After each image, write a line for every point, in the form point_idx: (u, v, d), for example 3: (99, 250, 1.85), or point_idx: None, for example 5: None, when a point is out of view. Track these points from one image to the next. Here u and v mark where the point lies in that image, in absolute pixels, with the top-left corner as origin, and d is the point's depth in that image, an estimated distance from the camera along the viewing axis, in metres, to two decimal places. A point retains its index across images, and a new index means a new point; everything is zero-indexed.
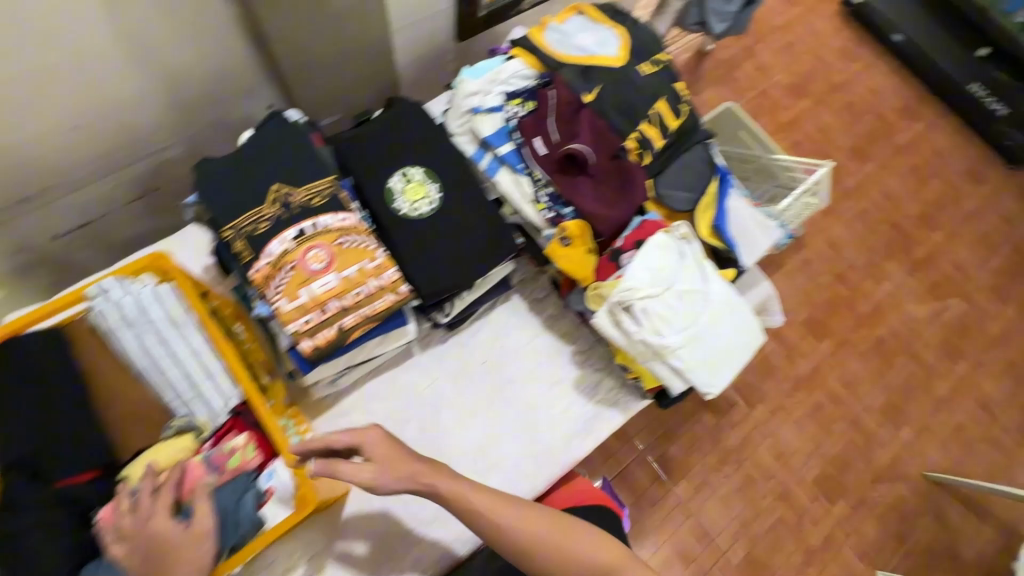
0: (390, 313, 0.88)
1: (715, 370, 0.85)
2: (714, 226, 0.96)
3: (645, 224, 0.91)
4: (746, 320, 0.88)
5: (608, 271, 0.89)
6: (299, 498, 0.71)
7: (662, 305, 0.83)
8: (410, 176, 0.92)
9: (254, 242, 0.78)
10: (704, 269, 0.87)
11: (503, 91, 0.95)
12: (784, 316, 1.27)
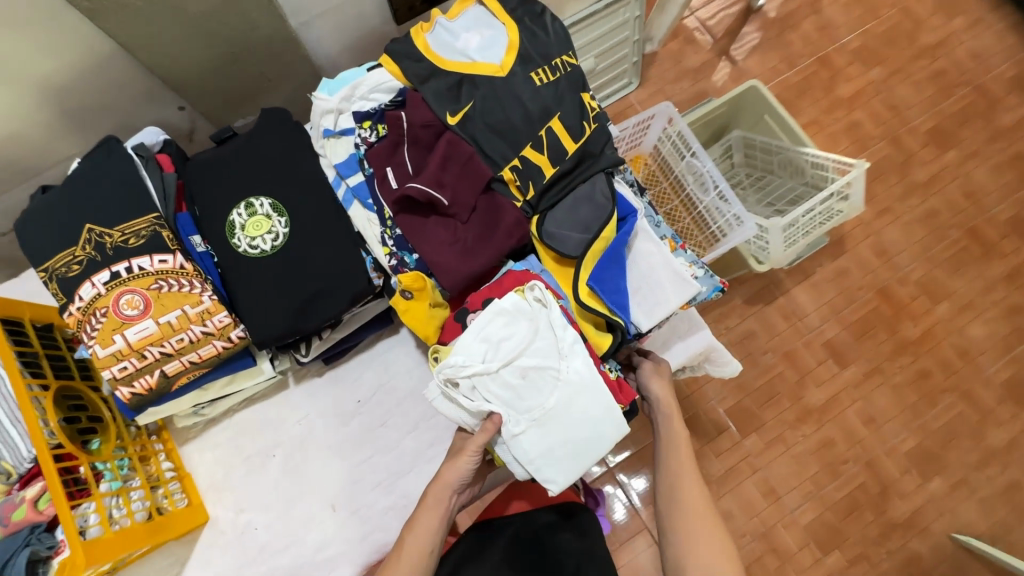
0: (228, 356, 0.84)
1: (558, 465, 0.72)
2: (594, 283, 0.78)
3: (504, 278, 0.79)
4: (609, 408, 0.72)
5: (452, 331, 0.79)
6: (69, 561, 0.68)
7: (496, 384, 0.72)
8: (255, 208, 0.84)
9: (67, 285, 0.76)
10: (559, 342, 0.73)
11: (358, 109, 0.83)
12: (738, 365, 1.06)
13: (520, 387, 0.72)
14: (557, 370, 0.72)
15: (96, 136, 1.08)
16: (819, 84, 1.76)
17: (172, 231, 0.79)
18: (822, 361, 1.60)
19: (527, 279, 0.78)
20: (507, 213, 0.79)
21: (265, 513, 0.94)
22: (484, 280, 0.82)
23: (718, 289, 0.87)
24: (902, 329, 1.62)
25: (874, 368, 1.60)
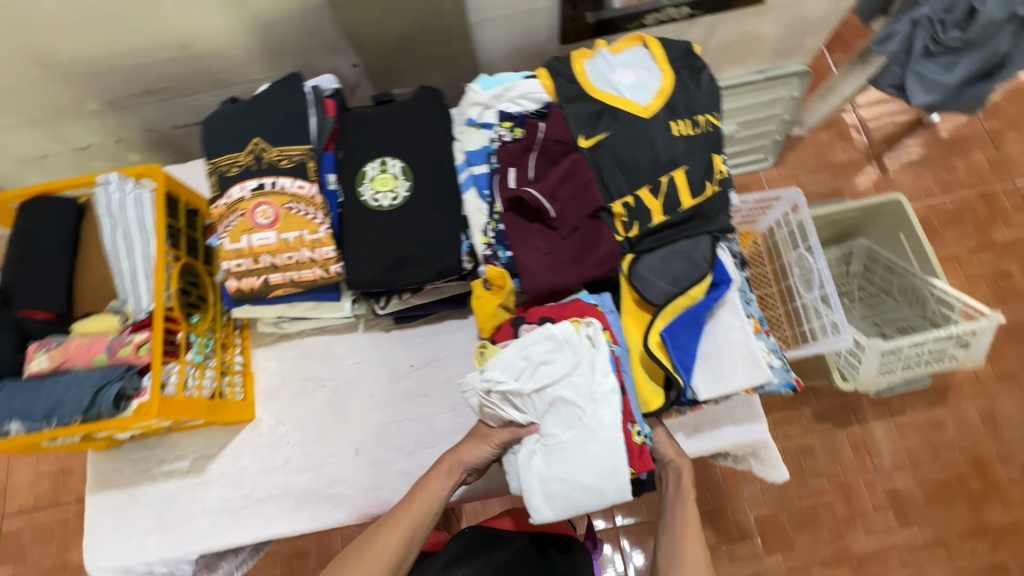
0: (321, 285, 0.93)
1: (551, 498, 0.77)
2: (667, 335, 0.81)
3: (569, 304, 0.83)
4: (615, 466, 0.76)
5: (505, 334, 0.84)
6: (148, 405, 0.79)
7: (523, 402, 0.78)
8: (387, 166, 0.93)
9: (223, 181, 0.88)
10: (593, 387, 0.77)
11: (505, 108, 0.88)
12: (786, 474, 1.00)
13: (543, 413, 0.78)
14: (581, 412, 0.76)
15: (281, 68, 1.25)
16: (978, 218, 1.62)
17: (316, 165, 0.90)
18: (880, 509, 1.53)
19: (588, 312, 0.81)
20: (606, 243, 0.81)
21: (299, 433, 1.03)
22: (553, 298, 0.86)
23: (792, 387, 0.83)
24: (986, 516, 1.51)
25: (940, 538, 1.51)
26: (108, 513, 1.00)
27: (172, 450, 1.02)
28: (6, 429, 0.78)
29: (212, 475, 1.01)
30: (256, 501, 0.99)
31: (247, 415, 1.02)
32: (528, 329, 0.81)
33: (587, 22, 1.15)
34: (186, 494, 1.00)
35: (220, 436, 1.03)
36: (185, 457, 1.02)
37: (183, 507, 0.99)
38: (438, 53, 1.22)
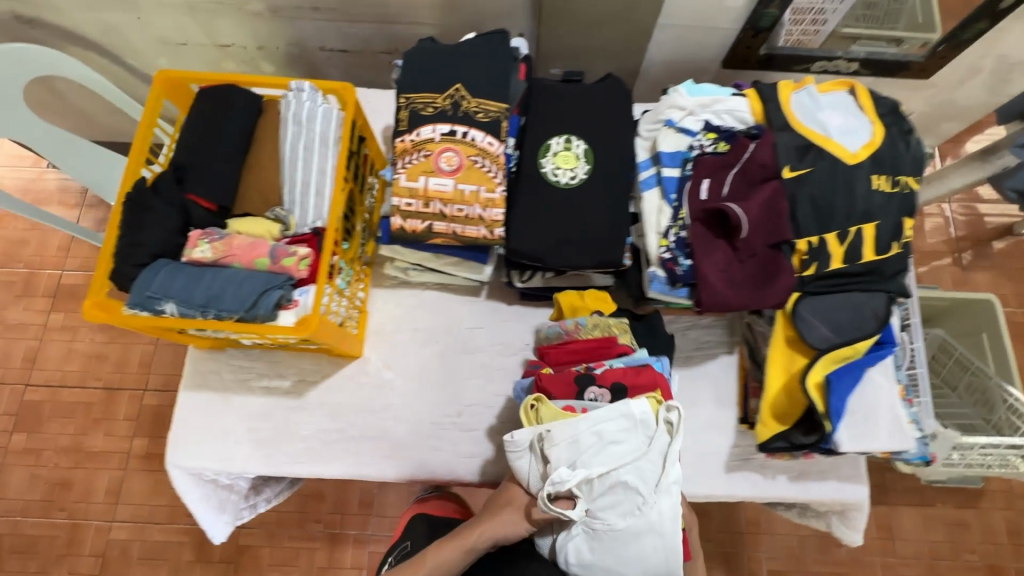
0: (476, 244, 0.92)
1: None
2: (829, 380, 0.82)
3: (643, 371, 0.85)
4: (668, 564, 0.77)
5: (565, 390, 0.85)
6: (306, 320, 0.79)
7: (583, 488, 0.78)
8: (571, 144, 0.92)
9: (414, 118, 0.87)
10: (658, 478, 0.77)
11: (710, 119, 0.88)
12: (861, 539, 1.01)
13: (601, 497, 0.78)
14: (643, 501, 0.77)
15: (451, 19, 1.23)
16: None
17: (508, 126, 0.89)
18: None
19: (660, 382, 0.85)
20: (785, 278, 0.81)
21: (404, 382, 1.02)
22: (613, 347, 0.88)
23: (927, 458, 0.84)
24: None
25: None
26: (200, 413, 0.99)
27: (275, 367, 1.01)
28: (161, 308, 0.76)
29: (312, 403, 1.00)
30: (351, 437, 1.00)
31: (356, 352, 1.01)
32: (596, 394, 0.83)
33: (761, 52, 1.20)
34: (281, 413, 1.00)
35: (325, 365, 1.02)
36: (287, 377, 1.01)
37: (276, 426, 0.99)
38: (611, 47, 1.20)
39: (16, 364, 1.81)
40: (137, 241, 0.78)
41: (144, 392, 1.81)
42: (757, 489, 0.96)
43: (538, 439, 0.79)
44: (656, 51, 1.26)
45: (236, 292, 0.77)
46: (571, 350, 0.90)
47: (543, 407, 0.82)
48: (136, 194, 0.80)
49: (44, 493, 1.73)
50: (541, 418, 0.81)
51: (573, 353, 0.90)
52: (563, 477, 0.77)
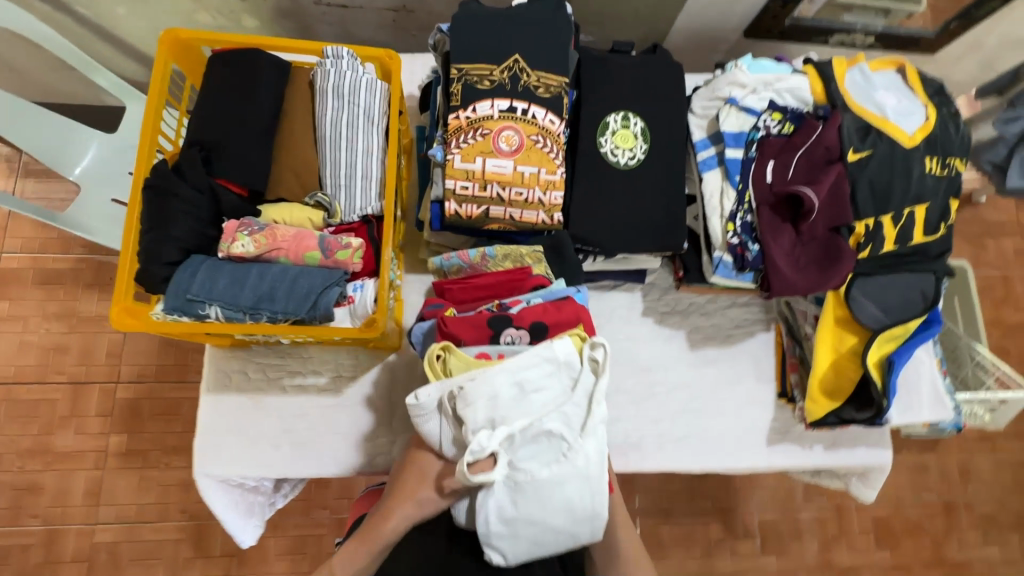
0: (532, 230, 0.86)
1: (516, 543, 0.70)
2: (887, 360, 0.86)
3: (565, 305, 0.80)
4: (594, 510, 0.71)
5: (480, 333, 0.77)
6: (368, 320, 0.72)
7: (501, 440, 0.68)
8: (628, 122, 0.88)
9: (469, 92, 0.80)
10: (581, 419, 0.70)
11: (773, 98, 0.86)
12: (875, 497, 1.09)
13: (525, 447, 0.69)
14: (567, 447, 0.69)
15: None
16: None
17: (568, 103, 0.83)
18: (864, 532, 1.59)
19: (583, 317, 0.79)
20: (847, 260, 0.81)
21: None
22: (528, 280, 0.83)
23: (959, 426, 0.91)
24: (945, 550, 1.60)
25: (903, 562, 1.58)
26: (229, 416, 0.92)
27: (307, 364, 0.94)
28: (204, 312, 0.69)
29: (349, 399, 0.94)
30: (396, 435, 0.94)
31: (393, 344, 0.93)
32: (515, 335, 0.76)
33: (779, 26, 1.14)
34: (318, 412, 0.93)
35: (362, 360, 0.95)
36: (322, 374, 0.94)
37: (314, 426, 0.93)
38: (643, 8, 1.12)
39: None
40: (165, 236, 0.68)
41: (116, 384, 1.47)
42: (795, 459, 1.01)
43: (452, 395, 0.69)
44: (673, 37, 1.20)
45: (290, 291, 0.69)
46: (486, 288, 0.84)
47: (450, 355, 0.72)
48: (158, 178, 0.70)
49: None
50: (450, 369, 0.72)
51: (486, 291, 0.83)
52: (486, 435, 0.67)
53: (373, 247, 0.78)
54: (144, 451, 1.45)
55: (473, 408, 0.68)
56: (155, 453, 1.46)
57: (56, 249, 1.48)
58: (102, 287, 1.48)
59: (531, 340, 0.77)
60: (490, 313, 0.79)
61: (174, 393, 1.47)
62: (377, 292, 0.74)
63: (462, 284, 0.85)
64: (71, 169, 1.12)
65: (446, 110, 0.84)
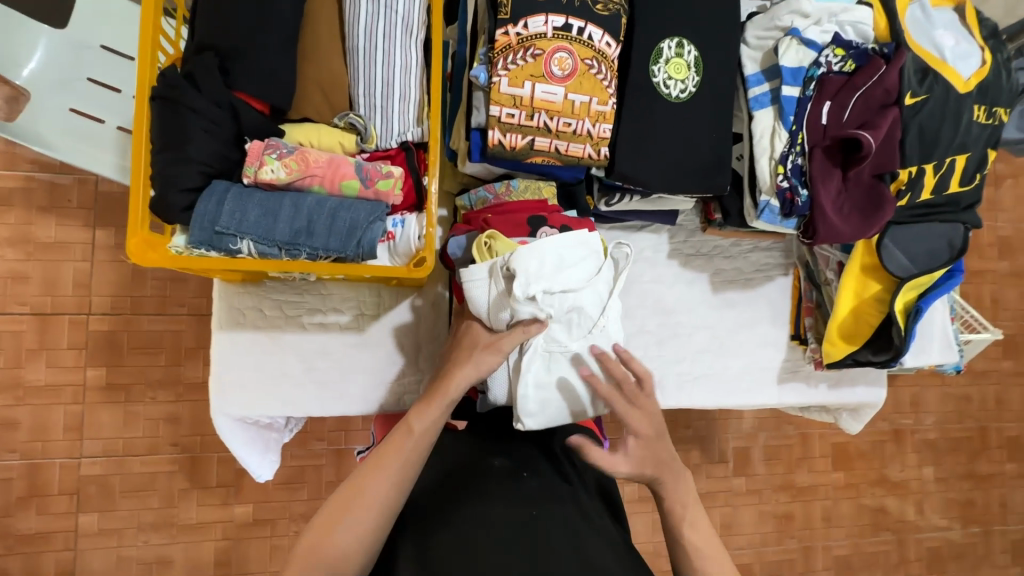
0: (574, 165, 0.81)
1: (545, 404, 0.76)
2: (913, 308, 0.89)
3: (583, 219, 0.81)
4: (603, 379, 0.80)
5: (517, 231, 0.77)
6: (415, 259, 0.69)
7: (548, 306, 0.74)
8: (682, 50, 0.81)
9: (521, 5, 0.72)
10: (607, 300, 0.78)
11: (836, 32, 0.82)
12: (861, 429, 1.17)
13: (558, 318, 0.76)
14: (595, 323, 0.78)
15: None
16: None
17: (624, 24, 0.78)
18: (823, 456, 1.58)
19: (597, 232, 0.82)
20: (887, 209, 0.81)
21: None
22: (554, 208, 0.81)
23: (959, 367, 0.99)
24: (888, 471, 1.62)
25: (853, 482, 1.60)
26: (245, 354, 0.87)
27: (328, 301, 0.89)
28: (235, 247, 0.62)
29: (372, 338, 0.90)
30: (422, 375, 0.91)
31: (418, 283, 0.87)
32: (550, 234, 0.77)
33: None
34: (341, 350, 0.89)
35: (385, 299, 0.90)
36: (344, 312, 0.89)
37: (339, 364, 0.90)
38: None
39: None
40: (183, 156, 0.61)
41: (89, 317, 1.29)
42: (801, 397, 1.06)
43: (494, 267, 0.73)
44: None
45: (331, 226, 0.63)
46: (508, 210, 0.79)
47: (497, 241, 0.75)
48: (166, 87, 0.61)
49: None
50: (493, 253, 0.75)
51: (513, 211, 0.79)
52: (532, 292, 0.71)
53: (412, 178, 0.71)
54: (126, 385, 1.31)
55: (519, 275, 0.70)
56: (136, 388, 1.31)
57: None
58: (61, 210, 1.28)
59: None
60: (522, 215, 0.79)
61: (156, 325, 1.31)
62: (420, 228, 0.70)
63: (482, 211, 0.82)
64: (18, 72, 0.94)
65: (490, 24, 0.75)
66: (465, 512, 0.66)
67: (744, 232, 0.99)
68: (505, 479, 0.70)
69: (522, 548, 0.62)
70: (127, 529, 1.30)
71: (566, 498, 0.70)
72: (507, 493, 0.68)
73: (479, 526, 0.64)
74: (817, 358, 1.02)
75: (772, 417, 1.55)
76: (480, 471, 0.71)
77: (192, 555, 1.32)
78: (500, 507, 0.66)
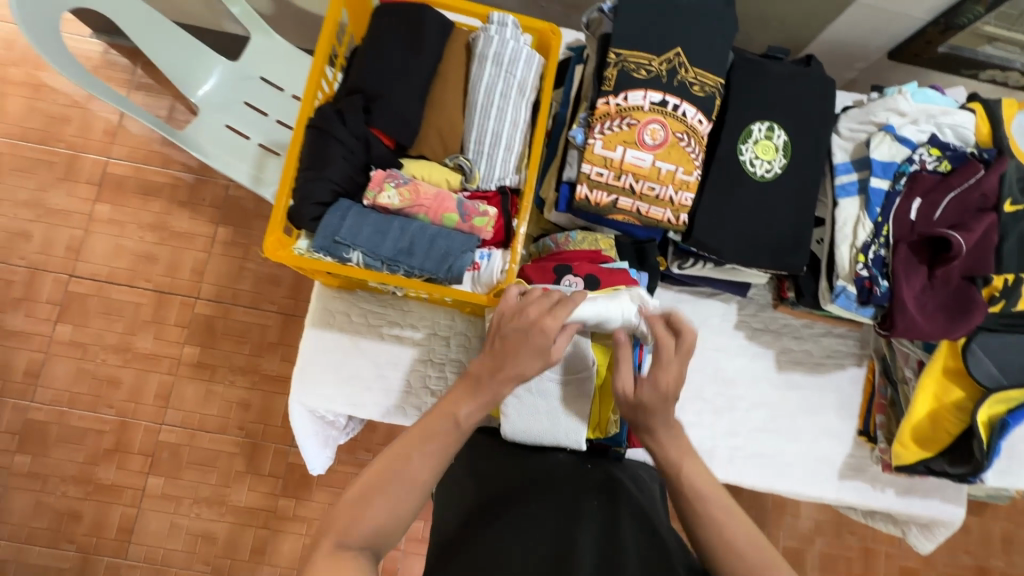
0: (652, 226, 0.86)
1: (539, 415, 0.79)
2: (991, 421, 0.83)
3: (618, 271, 0.83)
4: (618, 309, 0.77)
5: (544, 278, 0.83)
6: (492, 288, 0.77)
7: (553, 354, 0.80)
8: (772, 133, 0.85)
9: (624, 79, 0.80)
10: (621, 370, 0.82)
11: (933, 133, 0.83)
12: (933, 549, 1.06)
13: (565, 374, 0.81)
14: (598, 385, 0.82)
15: None
16: None
17: (717, 105, 0.84)
18: None
19: (632, 284, 0.83)
20: (977, 313, 0.78)
21: None
22: (602, 258, 0.86)
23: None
24: None
25: None
26: (328, 353, 0.97)
27: (406, 317, 0.97)
28: (346, 256, 0.72)
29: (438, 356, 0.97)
30: None
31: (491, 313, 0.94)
32: (573, 282, 0.82)
33: (933, 54, 1.02)
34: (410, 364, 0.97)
35: (458, 323, 0.97)
36: (419, 329, 0.97)
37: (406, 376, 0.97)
38: (795, 15, 1.01)
39: (58, 253, 1.47)
40: (322, 176, 0.73)
41: (196, 300, 1.47)
42: (864, 498, 0.99)
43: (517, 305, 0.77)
44: (810, 48, 1.10)
45: (434, 246, 0.72)
46: (555, 256, 0.87)
47: None
48: (321, 120, 0.75)
49: (45, 389, 1.44)
50: None
51: (557, 259, 0.86)
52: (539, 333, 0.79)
53: (504, 218, 0.80)
54: (213, 366, 1.46)
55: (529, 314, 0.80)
56: (223, 369, 1.46)
57: (157, 162, 1.51)
58: (195, 206, 1.50)
59: (585, 289, 0.81)
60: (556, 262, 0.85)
61: (248, 317, 1.47)
62: (502, 262, 0.77)
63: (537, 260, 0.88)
64: (196, 91, 1.17)
65: (592, 94, 0.84)
66: (523, 494, 0.68)
67: (817, 314, 0.98)
68: (569, 475, 0.72)
69: (586, 533, 0.60)
70: (184, 498, 1.42)
71: (631, 500, 0.68)
72: (568, 494, 0.67)
73: (537, 511, 0.64)
74: (884, 459, 0.96)
75: (832, 521, 1.43)
76: (547, 463, 0.75)
77: (233, 534, 1.41)
78: (568, 501, 0.66)
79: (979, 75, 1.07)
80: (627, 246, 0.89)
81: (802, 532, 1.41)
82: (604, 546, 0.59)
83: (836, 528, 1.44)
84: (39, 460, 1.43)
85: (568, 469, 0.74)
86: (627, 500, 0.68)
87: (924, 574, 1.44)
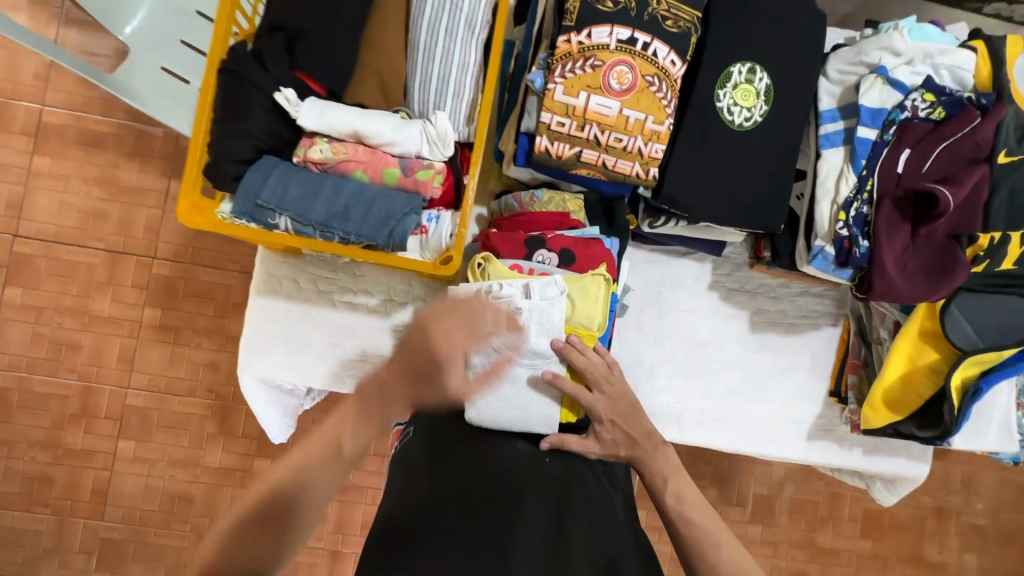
0: (620, 182, 0.79)
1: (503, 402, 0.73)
2: (961, 386, 0.81)
3: (593, 243, 0.78)
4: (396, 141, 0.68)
5: (514, 250, 0.77)
6: (444, 257, 0.70)
7: (522, 339, 0.73)
8: (753, 76, 0.77)
9: (588, 13, 0.70)
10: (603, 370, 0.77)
11: (929, 75, 0.75)
12: (896, 501, 1.07)
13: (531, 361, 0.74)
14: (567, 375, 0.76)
15: None
16: None
17: (694, 43, 0.75)
18: (854, 520, 1.47)
19: (608, 258, 0.78)
20: (959, 274, 0.73)
21: None
22: (569, 222, 0.80)
23: (1018, 462, 0.89)
24: (925, 549, 1.50)
25: (882, 554, 1.49)
26: (278, 322, 0.91)
27: (359, 282, 0.91)
28: (273, 221, 0.64)
29: (395, 322, 0.92)
30: None
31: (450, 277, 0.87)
32: (546, 258, 0.77)
33: None
34: (366, 331, 0.92)
35: (414, 287, 0.91)
36: (373, 294, 0.91)
37: (362, 345, 0.92)
38: None
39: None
40: (242, 130, 0.64)
41: (151, 260, 1.39)
42: (832, 457, 0.99)
43: (480, 293, 0.72)
44: None
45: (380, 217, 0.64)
46: (521, 220, 0.80)
47: (491, 264, 0.75)
48: (237, 63, 0.65)
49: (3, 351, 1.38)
50: (486, 275, 0.75)
51: (523, 224, 0.80)
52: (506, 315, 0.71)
53: (455, 173, 0.72)
54: (176, 328, 1.40)
55: (498, 293, 0.71)
56: (186, 331, 1.40)
57: (97, 110, 1.37)
58: (143, 158, 1.38)
59: (560, 266, 0.77)
60: (525, 233, 0.78)
61: (208, 277, 1.39)
62: (452, 227, 0.70)
63: (502, 222, 0.82)
64: (122, 27, 1.04)
65: (553, 30, 0.74)
66: (474, 486, 0.61)
67: (794, 273, 0.93)
68: (524, 466, 0.66)
69: (529, 537, 0.56)
70: (158, 461, 1.40)
71: (586, 497, 0.65)
72: (519, 485, 0.62)
73: (485, 502, 0.59)
74: (853, 420, 0.95)
75: (803, 469, 1.46)
76: (508, 451, 0.69)
77: (211, 494, 1.40)
78: (517, 492, 0.61)
79: (987, 7, 0.97)
80: (598, 211, 0.82)
81: (775, 481, 1.43)
82: (550, 555, 0.55)
83: (806, 475, 1.47)
84: (3, 426, 1.38)
85: (523, 457, 0.68)
86: (586, 504, 0.63)
87: (888, 515, 1.49)
